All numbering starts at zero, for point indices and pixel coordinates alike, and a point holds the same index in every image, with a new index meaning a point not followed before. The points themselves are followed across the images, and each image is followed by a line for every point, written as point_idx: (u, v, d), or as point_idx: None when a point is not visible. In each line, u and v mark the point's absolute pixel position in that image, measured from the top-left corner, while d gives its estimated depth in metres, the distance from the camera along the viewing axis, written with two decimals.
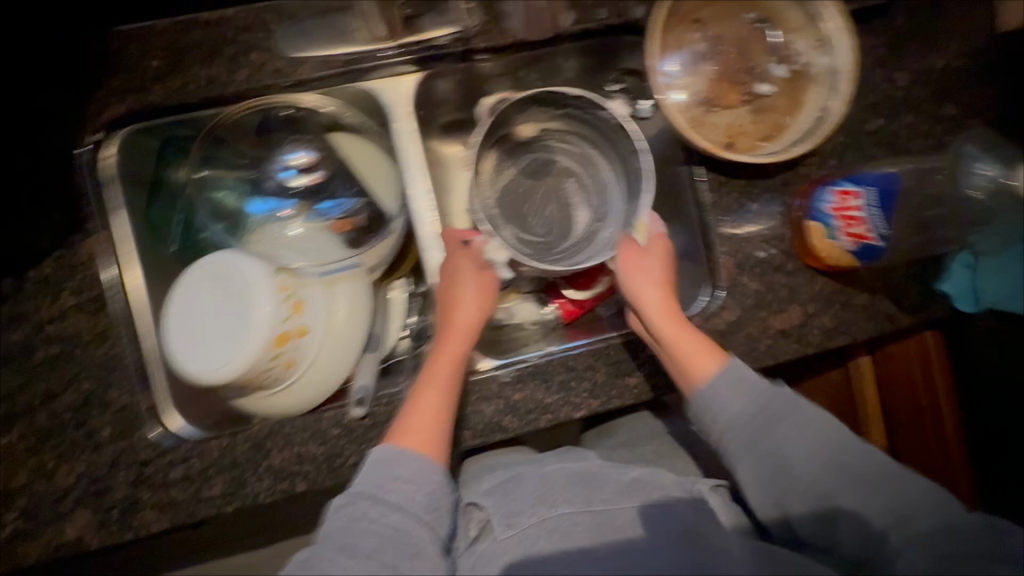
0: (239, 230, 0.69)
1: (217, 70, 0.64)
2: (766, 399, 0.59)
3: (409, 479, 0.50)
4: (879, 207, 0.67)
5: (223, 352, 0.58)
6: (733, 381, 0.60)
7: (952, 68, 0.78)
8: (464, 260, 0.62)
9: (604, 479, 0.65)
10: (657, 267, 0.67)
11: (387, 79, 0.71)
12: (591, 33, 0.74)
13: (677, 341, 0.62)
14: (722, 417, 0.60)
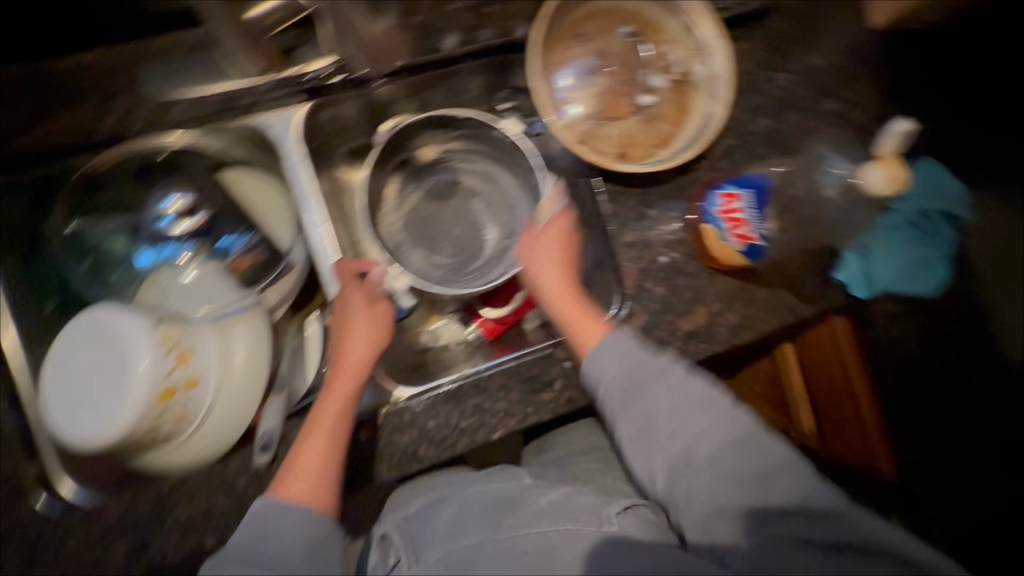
0: (126, 282, 0.65)
1: (81, 117, 0.64)
2: (656, 385, 0.58)
3: (287, 533, 0.50)
4: (755, 209, 0.69)
5: (102, 413, 0.55)
6: (616, 349, 0.60)
7: (835, 63, 0.80)
8: (353, 294, 0.64)
9: (518, 504, 0.64)
10: (558, 242, 0.69)
11: (274, 112, 0.68)
12: (485, 53, 0.73)
13: (562, 313, 0.65)
14: (604, 381, 0.60)
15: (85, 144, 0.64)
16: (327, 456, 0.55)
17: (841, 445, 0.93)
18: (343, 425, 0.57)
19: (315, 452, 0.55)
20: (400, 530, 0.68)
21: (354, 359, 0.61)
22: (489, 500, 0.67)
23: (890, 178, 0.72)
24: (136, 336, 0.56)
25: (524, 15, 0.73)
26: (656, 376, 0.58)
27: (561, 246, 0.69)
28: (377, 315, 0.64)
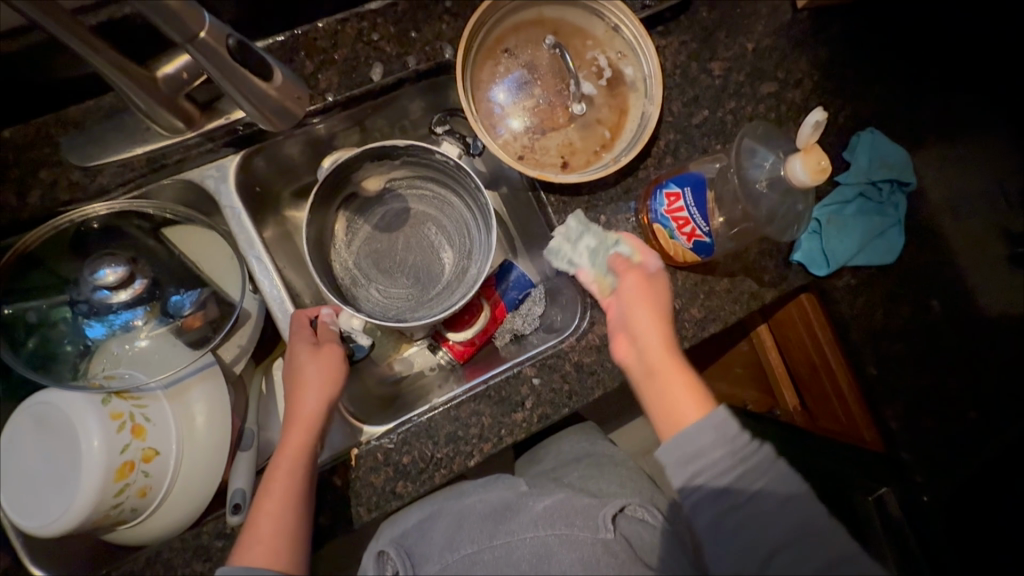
0: (73, 358, 0.63)
1: (5, 196, 0.61)
2: (742, 456, 0.53)
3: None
4: (699, 206, 0.68)
5: (59, 497, 0.55)
6: (714, 431, 0.53)
7: (765, 47, 0.80)
8: (300, 343, 0.64)
9: (516, 511, 0.65)
10: (664, 298, 0.62)
11: (208, 165, 0.68)
12: (421, 76, 0.72)
13: (675, 381, 0.57)
14: (696, 461, 0.53)
15: (7, 221, 0.61)
16: (286, 515, 0.56)
17: (827, 420, 0.94)
18: (299, 482, 0.58)
19: (272, 512, 0.56)
20: (396, 545, 0.66)
21: (307, 411, 0.61)
22: (486, 509, 0.67)
23: (814, 170, 0.58)
24: (85, 413, 0.56)
25: (449, 36, 0.71)
26: (743, 451, 0.53)
27: (662, 305, 0.62)
28: (333, 367, 0.63)
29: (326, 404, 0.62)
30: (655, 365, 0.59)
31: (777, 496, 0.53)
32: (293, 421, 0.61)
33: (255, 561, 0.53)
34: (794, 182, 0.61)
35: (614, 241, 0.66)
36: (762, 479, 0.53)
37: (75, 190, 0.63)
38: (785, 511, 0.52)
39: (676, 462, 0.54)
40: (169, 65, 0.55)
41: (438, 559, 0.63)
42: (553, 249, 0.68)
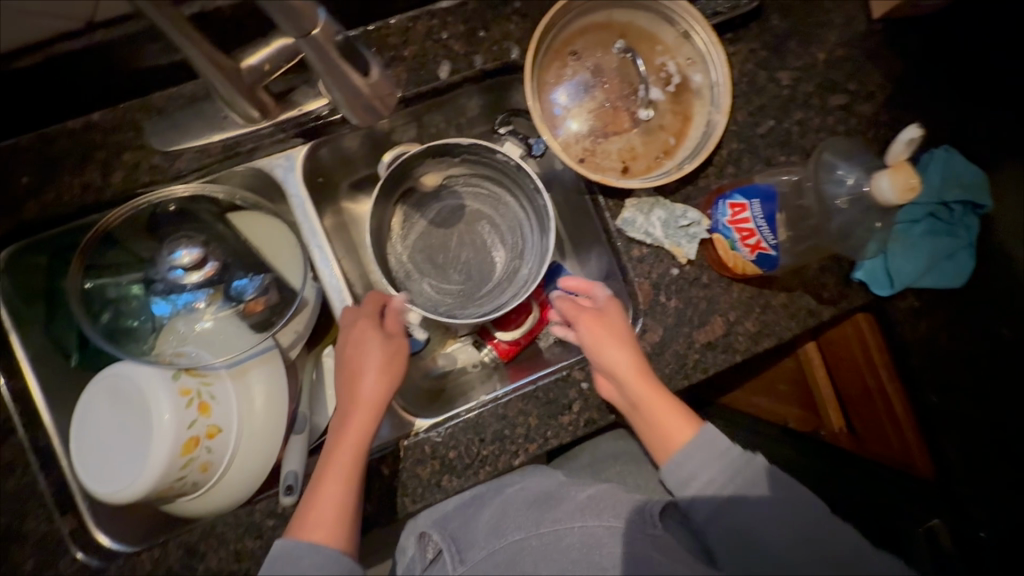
0: (141, 334, 0.65)
1: (90, 176, 0.63)
2: (735, 470, 0.60)
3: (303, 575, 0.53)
4: (766, 218, 0.67)
5: (130, 465, 0.57)
6: (705, 452, 0.61)
7: (838, 58, 0.77)
8: (368, 328, 0.65)
9: (560, 500, 0.63)
10: (621, 328, 0.67)
11: (277, 155, 0.70)
12: (487, 76, 0.72)
13: (655, 408, 0.63)
14: (694, 482, 0.61)
15: (92, 202, 0.63)
16: (344, 494, 0.57)
17: (876, 445, 0.89)
18: (357, 463, 0.59)
19: (331, 491, 0.57)
20: (439, 527, 0.67)
21: (368, 395, 0.62)
22: (529, 497, 0.66)
23: (902, 188, 0.56)
24: (157, 388, 0.58)
25: (517, 36, 0.71)
26: (735, 463, 0.60)
27: (626, 337, 0.66)
28: (394, 352, 0.64)
29: (385, 389, 0.63)
30: (638, 398, 0.64)
31: (790, 498, 0.59)
32: (353, 404, 0.62)
33: (313, 535, 0.55)
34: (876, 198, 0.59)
35: (682, 212, 0.71)
36: (772, 486, 0.59)
37: (155, 173, 0.65)
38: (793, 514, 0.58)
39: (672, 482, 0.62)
40: (253, 57, 0.55)
41: (484, 544, 0.62)
42: (628, 219, 0.71)
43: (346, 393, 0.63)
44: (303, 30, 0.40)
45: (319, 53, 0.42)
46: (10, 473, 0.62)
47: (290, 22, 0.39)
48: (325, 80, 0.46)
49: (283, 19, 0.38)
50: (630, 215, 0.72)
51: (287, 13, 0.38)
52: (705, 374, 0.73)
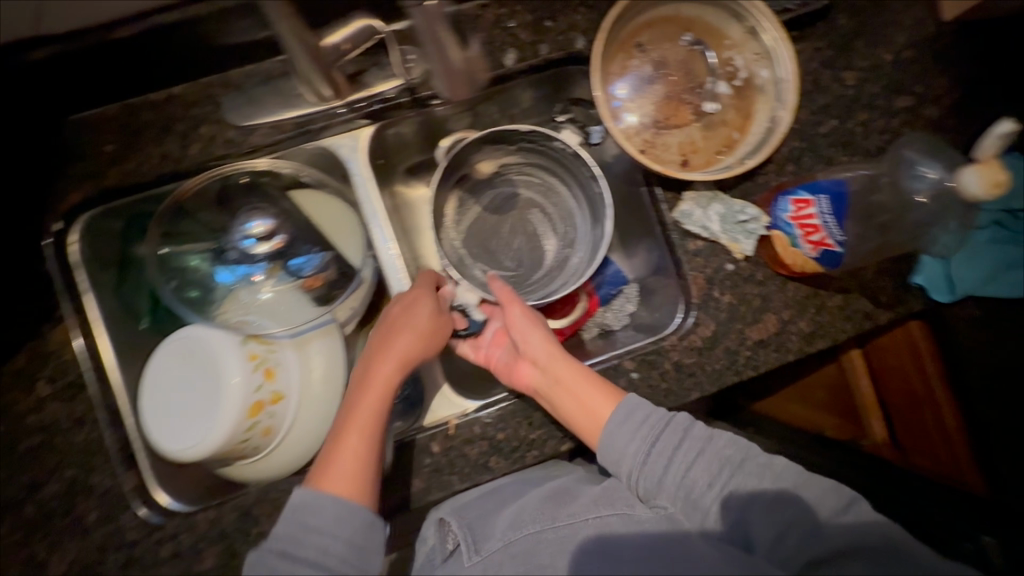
0: (208, 301, 0.68)
1: (170, 147, 0.66)
2: (675, 442, 0.58)
3: (325, 528, 0.54)
4: (833, 214, 0.66)
5: (198, 424, 0.60)
6: (623, 421, 0.60)
7: (905, 60, 0.76)
8: (424, 298, 0.66)
9: (574, 492, 0.62)
10: (535, 316, 0.69)
11: (344, 135, 0.72)
12: (539, 70, 0.73)
13: (573, 383, 0.63)
14: (627, 460, 0.59)
15: (171, 171, 0.66)
16: (365, 447, 0.58)
17: (922, 457, 0.88)
18: (379, 417, 0.60)
19: (352, 444, 0.58)
20: (455, 515, 0.63)
21: (399, 356, 0.63)
22: (545, 490, 0.63)
23: (991, 182, 0.56)
24: (229, 354, 0.61)
25: (583, 28, 0.72)
26: (653, 430, 0.59)
27: (545, 323, 0.69)
28: (437, 324, 0.66)
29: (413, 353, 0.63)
30: (559, 374, 0.64)
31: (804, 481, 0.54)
32: (382, 362, 0.62)
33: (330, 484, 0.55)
34: (961, 193, 0.59)
35: (738, 207, 0.71)
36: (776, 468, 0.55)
37: (231, 147, 0.67)
38: (771, 479, 0.54)
39: (609, 457, 0.60)
40: (334, 36, 0.58)
41: (500, 536, 0.59)
42: (684, 212, 0.72)
43: (376, 351, 0.63)
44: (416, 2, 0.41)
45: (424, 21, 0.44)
46: (80, 427, 0.63)
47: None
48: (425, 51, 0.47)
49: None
50: (689, 207, 0.72)
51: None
52: (757, 372, 0.72)
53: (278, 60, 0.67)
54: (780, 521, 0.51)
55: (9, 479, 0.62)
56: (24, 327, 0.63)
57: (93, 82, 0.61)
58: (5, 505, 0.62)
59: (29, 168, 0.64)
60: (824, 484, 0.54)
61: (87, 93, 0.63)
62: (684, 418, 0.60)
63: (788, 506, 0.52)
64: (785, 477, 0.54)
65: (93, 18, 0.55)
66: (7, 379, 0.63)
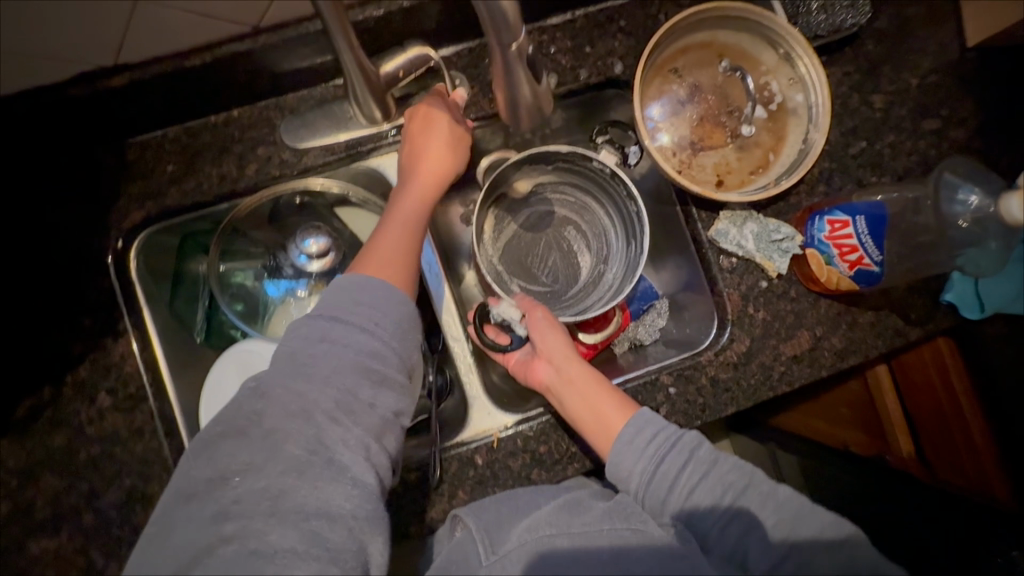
0: (261, 315, 0.73)
1: (227, 167, 0.68)
2: (680, 460, 0.59)
3: (373, 307, 0.53)
4: (871, 235, 0.68)
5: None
6: (635, 429, 0.61)
7: (931, 84, 0.79)
8: (435, 106, 0.65)
9: (586, 502, 0.62)
10: (554, 320, 0.71)
11: (388, 156, 0.74)
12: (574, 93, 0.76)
13: (586, 388, 0.65)
14: (634, 472, 0.60)
15: (228, 192, 0.68)
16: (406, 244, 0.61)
17: (949, 471, 0.84)
18: (418, 223, 0.63)
19: (393, 244, 0.59)
20: (473, 514, 0.63)
21: (432, 168, 0.64)
22: (559, 499, 0.63)
23: None
24: None
25: (621, 53, 0.75)
26: (661, 448, 0.60)
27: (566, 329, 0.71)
28: (457, 131, 0.66)
29: (444, 166, 0.65)
30: (571, 375, 0.66)
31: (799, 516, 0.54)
32: (415, 175, 0.64)
33: (377, 275, 0.56)
34: (1003, 220, 0.61)
35: (773, 226, 0.73)
36: (775, 498, 0.55)
37: (284, 168, 0.69)
38: (770, 511, 0.55)
39: (618, 462, 0.61)
40: (391, 63, 0.61)
41: (515, 537, 0.59)
42: (720, 230, 0.74)
43: (407, 166, 0.65)
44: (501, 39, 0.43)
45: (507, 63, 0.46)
46: (139, 437, 0.65)
47: (498, 33, 0.42)
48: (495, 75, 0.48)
49: (492, 27, 0.42)
50: (724, 225, 0.74)
51: (500, 22, 0.41)
52: (790, 388, 0.74)
53: (330, 85, 0.70)
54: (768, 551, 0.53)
55: (69, 488, 0.64)
56: (86, 340, 0.65)
57: (158, 105, 0.64)
58: (64, 514, 0.64)
59: (92, 187, 0.67)
60: (824, 521, 0.53)
61: (149, 116, 0.65)
62: (694, 436, 0.60)
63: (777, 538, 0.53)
64: (784, 510, 0.54)
65: (166, 47, 0.58)
66: (69, 391, 0.65)
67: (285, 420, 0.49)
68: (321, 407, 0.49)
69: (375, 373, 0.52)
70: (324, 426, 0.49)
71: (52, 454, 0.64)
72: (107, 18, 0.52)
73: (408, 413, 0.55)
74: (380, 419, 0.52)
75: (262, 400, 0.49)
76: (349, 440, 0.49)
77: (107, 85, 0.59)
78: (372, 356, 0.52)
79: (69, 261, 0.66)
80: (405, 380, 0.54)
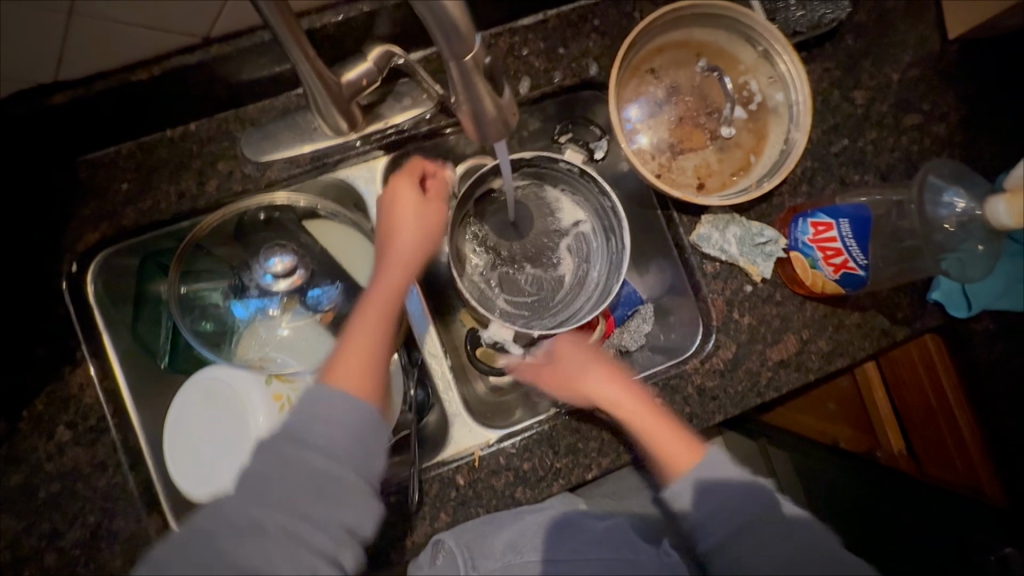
0: (227, 339, 0.69)
1: (186, 184, 0.65)
2: (744, 500, 0.54)
3: (333, 419, 0.50)
4: (855, 237, 0.66)
5: (234, 466, 0.63)
6: (704, 469, 0.56)
7: (912, 77, 0.77)
8: (403, 182, 0.63)
9: (578, 523, 0.61)
10: (593, 355, 0.67)
11: (361, 166, 0.71)
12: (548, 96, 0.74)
13: (645, 425, 0.61)
14: (699, 514, 0.55)
15: (188, 210, 0.65)
16: (378, 340, 0.56)
17: (938, 468, 0.83)
18: (395, 311, 0.59)
19: (367, 341, 0.56)
20: (454, 536, 0.60)
21: (408, 248, 0.61)
22: (546, 518, 0.61)
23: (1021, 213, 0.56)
24: (254, 393, 0.64)
25: (596, 54, 0.72)
26: (728, 484, 0.55)
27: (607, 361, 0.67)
28: (429, 206, 0.64)
29: (418, 246, 0.62)
30: (626, 410, 0.62)
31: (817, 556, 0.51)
32: (387, 259, 0.61)
33: (343, 381, 0.52)
34: (990, 222, 0.59)
35: (757, 230, 0.71)
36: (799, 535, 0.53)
37: (247, 182, 0.66)
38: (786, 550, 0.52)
39: (685, 505, 0.56)
40: (352, 72, 0.58)
41: (499, 556, 0.57)
42: (704, 234, 0.72)
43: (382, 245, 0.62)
44: (458, 53, 0.39)
45: (466, 77, 0.41)
46: (102, 471, 0.62)
47: (450, 42, 0.38)
48: (455, 90, 0.43)
49: (441, 34, 0.37)
50: (706, 230, 0.72)
51: (449, 28, 0.37)
52: (778, 394, 0.72)
53: (293, 94, 0.66)
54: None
55: (29, 528, 0.61)
56: (41, 372, 0.62)
57: (108, 122, 0.60)
58: (25, 556, 0.60)
59: (43, 209, 0.63)
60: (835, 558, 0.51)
61: (100, 133, 0.61)
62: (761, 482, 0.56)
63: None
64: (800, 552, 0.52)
65: (112, 61, 0.55)
66: (25, 427, 0.61)
67: (231, 541, 0.46)
68: (270, 526, 0.47)
69: (328, 488, 0.48)
70: (266, 551, 0.46)
71: (10, 494, 0.61)
72: (42, 31, 0.49)
73: (371, 525, 0.50)
74: (332, 539, 0.48)
75: (212, 515, 0.48)
76: (294, 563, 0.46)
77: (51, 103, 0.56)
78: (328, 474, 0.48)
79: (21, 288, 0.63)
80: (365, 491, 0.50)
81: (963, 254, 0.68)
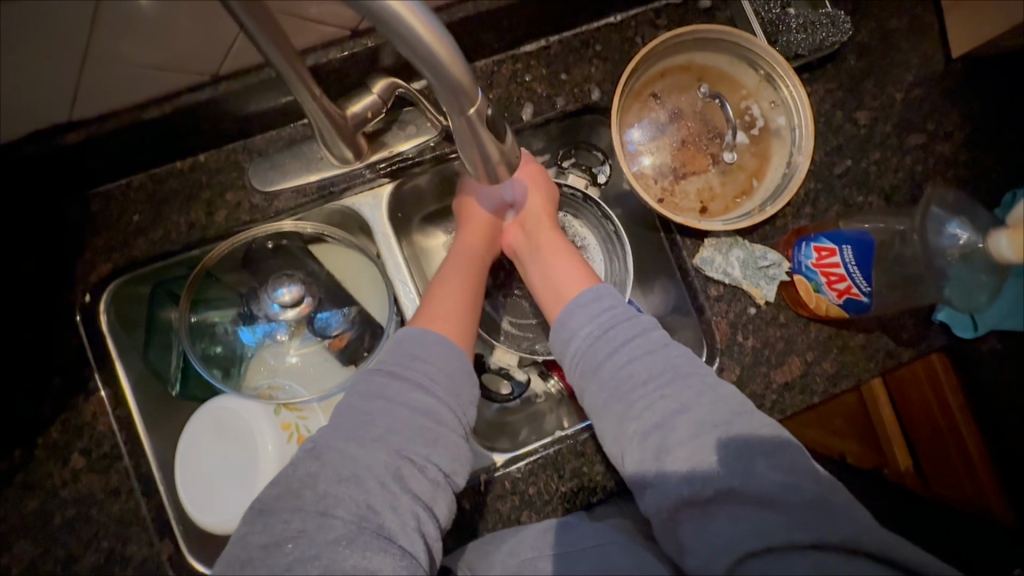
0: (236, 365, 0.71)
1: (195, 215, 0.66)
2: (634, 336, 0.59)
3: (435, 363, 0.59)
4: (858, 263, 0.66)
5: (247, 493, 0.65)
6: (588, 300, 0.64)
7: (916, 97, 0.77)
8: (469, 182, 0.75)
9: (573, 522, 0.61)
10: (543, 191, 0.74)
11: (366, 194, 0.70)
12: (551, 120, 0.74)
13: (550, 257, 0.72)
14: (577, 340, 0.62)
15: (198, 239, 0.66)
16: (461, 301, 0.67)
17: (944, 487, 0.83)
18: (472, 283, 0.70)
19: (452, 302, 0.66)
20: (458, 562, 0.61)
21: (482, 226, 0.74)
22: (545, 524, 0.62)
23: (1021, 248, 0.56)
24: (264, 424, 0.66)
25: (598, 79, 0.73)
26: (610, 319, 0.61)
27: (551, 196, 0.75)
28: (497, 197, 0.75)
29: (486, 233, 0.74)
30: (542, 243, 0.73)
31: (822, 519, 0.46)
32: (464, 242, 0.73)
33: (434, 329, 0.62)
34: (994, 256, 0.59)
35: (760, 253, 0.72)
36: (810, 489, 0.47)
37: (254, 213, 0.67)
38: (766, 469, 0.48)
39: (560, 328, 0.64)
40: (357, 105, 0.59)
41: (498, 562, 0.57)
42: (705, 258, 0.73)
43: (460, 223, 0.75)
44: (462, 107, 0.40)
45: (470, 129, 0.42)
46: (115, 497, 0.63)
47: (455, 99, 0.39)
48: (457, 139, 0.44)
49: (444, 90, 0.38)
50: (709, 254, 0.73)
51: (453, 88, 0.38)
52: (784, 415, 0.72)
53: (299, 124, 0.68)
54: (786, 513, 0.46)
55: (45, 553, 0.62)
56: (56, 400, 0.64)
57: (119, 156, 0.61)
58: None
59: (57, 242, 0.65)
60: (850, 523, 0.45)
61: (111, 166, 0.63)
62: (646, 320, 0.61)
63: (801, 488, 0.47)
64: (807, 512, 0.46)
65: (124, 100, 0.56)
66: (41, 454, 0.63)
67: (338, 479, 0.50)
68: (375, 473, 0.51)
69: (430, 432, 0.55)
70: (371, 489, 0.50)
71: (26, 520, 0.63)
72: (56, 76, 0.50)
73: (460, 476, 0.56)
74: (431, 482, 0.53)
75: (316, 462, 0.51)
76: (395, 505, 0.50)
77: (64, 140, 0.57)
78: (430, 415, 0.56)
79: (36, 319, 0.64)
80: (460, 441, 0.57)
81: (965, 281, 0.68)
